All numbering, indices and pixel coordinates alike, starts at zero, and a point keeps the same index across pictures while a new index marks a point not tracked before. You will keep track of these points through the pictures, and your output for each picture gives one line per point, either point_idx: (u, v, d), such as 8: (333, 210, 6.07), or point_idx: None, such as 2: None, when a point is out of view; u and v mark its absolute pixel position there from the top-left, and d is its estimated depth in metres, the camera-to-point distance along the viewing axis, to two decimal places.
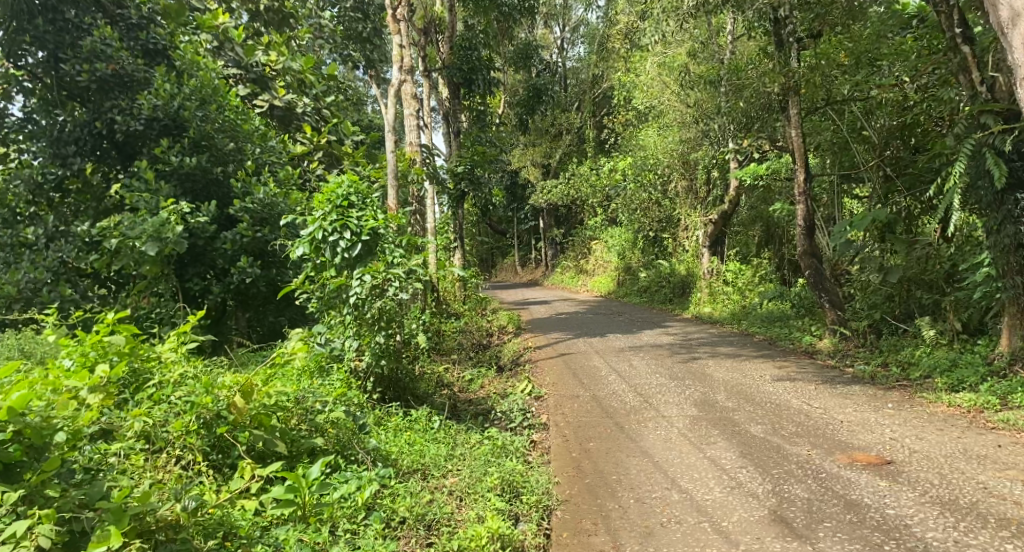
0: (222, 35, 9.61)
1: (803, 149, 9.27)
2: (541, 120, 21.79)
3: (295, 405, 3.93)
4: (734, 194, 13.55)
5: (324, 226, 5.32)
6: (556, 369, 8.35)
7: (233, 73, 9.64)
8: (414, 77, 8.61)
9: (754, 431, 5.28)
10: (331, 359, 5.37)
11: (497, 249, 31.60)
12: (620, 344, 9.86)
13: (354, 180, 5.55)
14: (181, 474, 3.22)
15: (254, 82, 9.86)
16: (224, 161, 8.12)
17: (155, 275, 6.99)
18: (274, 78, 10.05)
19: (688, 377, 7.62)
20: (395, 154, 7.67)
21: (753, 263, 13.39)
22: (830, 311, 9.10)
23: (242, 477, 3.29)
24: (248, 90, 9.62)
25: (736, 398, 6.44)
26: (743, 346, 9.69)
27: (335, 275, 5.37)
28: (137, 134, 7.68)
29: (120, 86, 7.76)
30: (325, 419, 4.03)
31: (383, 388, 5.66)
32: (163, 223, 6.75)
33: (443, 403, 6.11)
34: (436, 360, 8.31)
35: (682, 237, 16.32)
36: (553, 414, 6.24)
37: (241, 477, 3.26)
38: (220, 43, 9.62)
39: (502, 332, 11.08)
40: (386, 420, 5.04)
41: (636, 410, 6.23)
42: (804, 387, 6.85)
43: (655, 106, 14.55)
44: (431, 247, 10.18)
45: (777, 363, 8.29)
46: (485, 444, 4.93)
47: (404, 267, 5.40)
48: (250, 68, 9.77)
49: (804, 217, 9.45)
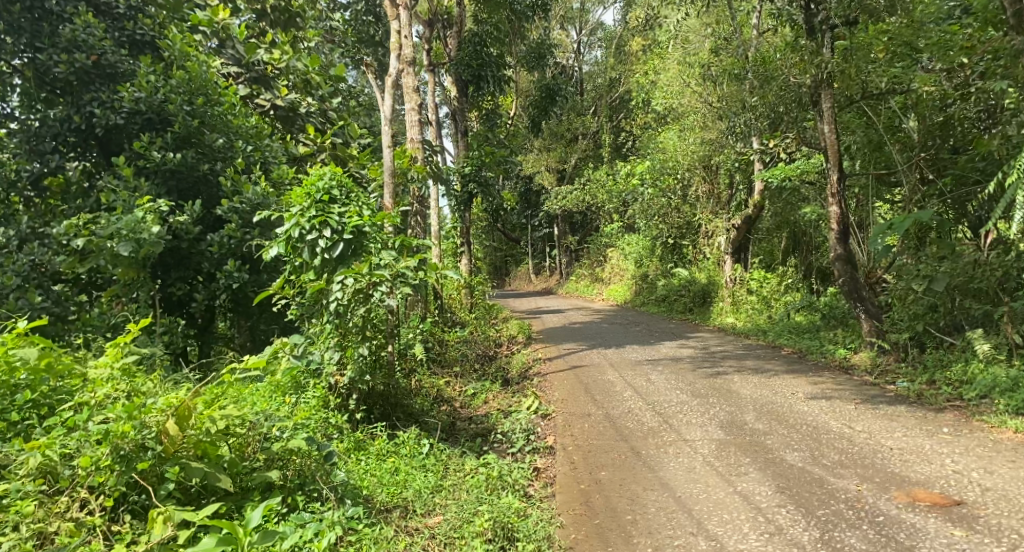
0: (223, 32, 9.09)
1: (837, 147, 8.54)
2: (557, 124, 21.23)
3: (248, 429, 3.33)
4: (759, 198, 12.85)
5: (301, 223, 4.70)
6: (567, 383, 7.70)
7: (233, 71, 9.08)
8: (414, 68, 8.04)
9: (789, 461, 4.61)
10: (310, 374, 4.79)
11: (511, 257, 30.97)
12: (637, 357, 9.17)
13: (337, 172, 4.97)
14: (78, 524, 2.80)
15: (255, 81, 9.33)
16: (212, 159, 7.61)
17: (130, 279, 6.46)
18: (276, 76, 9.51)
19: (712, 393, 6.93)
20: (392, 151, 7.09)
21: (779, 272, 12.67)
22: (866, 321, 8.46)
23: (153, 529, 2.80)
24: (248, 89, 9.04)
25: (768, 419, 5.75)
26: (770, 360, 8.96)
27: (313, 279, 4.78)
28: (117, 128, 7.27)
29: (103, 78, 7.30)
30: (285, 447, 3.41)
31: (369, 405, 5.07)
32: (140, 221, 6.24)
33: (437, 423, 5.49)
34: (438, 373, 7.71)
35: (703, 244, 15.62)
36: (561, 436, 5.58)
37: (151, 531, 2.78)
38: (221, 40, 9.09)
39: (511, 342, 10.44)
40: (367, 443, 4.45)
41: (654, 432, 5.57)
42: (842, 408, 6.14)
43: (675, 107, 13.92)
44: (436, 251, 9.62)
45: (810, 379, 7.58)
46: (479, 475, 4.32)
47: (393, 270, 4.79)
48: (251, 66, 9.23)
49: (838, 220, 8.74)
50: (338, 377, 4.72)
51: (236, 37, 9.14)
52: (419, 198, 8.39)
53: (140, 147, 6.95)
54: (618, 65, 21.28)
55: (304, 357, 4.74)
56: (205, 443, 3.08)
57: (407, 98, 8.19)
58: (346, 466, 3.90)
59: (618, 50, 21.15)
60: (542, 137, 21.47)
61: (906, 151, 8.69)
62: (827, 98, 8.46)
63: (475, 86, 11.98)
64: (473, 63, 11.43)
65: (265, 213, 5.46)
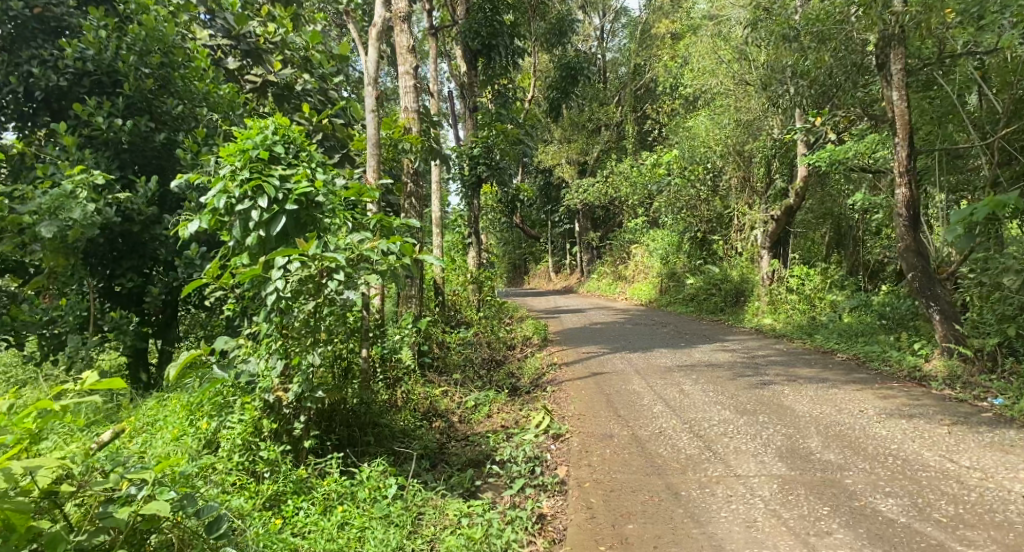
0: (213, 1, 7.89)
1: (909, 117, 7.12)
2: (577, 114, 19.94)
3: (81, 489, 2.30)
4: (801, 183, 11.50)
5: (228, 191, 3.54)
6: (585, 393, 6.50)
7: (221, 44, 7.88)
8: (408, 24, 7.00)
9: (884, 513, 3.43)
10: (239, 388, 3.64)
11: (530, 255, 29.64)
12: (667, 363, 7.92)
13: (282, 126, 3.83)
14: None
15: (247, 54, 8.14)
16: (172, 128, 6.57)
17: (58, 267, 5.36)
18: (271, 50, 8.22)
19: (762, 411, 5.67)
20: (377, 116, 5.94)
21: (821, 268, 11.43)
22: (940, 325, 7.04)
23: None
24: (236, 64, 7.90)
25: (840, 448, 4.55)
26: (824, 367, 7.65)
27: (248, 264, 3.62)
28: (59, 92, 6.21)
29: (47, 33, 6.23)
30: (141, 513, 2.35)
31: (321, 430, 3.95)
32: (68, 196, 5.14)
33: (414, 452, 4.35)
34: (434, 381, 6.57)
35: (735, 239, 14.31)
36: (576, 467, 4.40)
37: None
38: (210, 8, 7.91)
39: (525, 344, 9.24)
40: (312, 485, 3.38)
41: (694, 462, 4.38)
42: (930, 431, 4.91)
43: (709, 87, 12.61)
44: (437, 240, 8.49)
45: (880, 392, 6.30)
46: (457, 536, 3.20)
47: (350, 253, 3.63)
48: (242, 38, 8.01)
49: (907, 204, 7.32)
50: (278, 393, 3.54)
51: (226, 6, 7.90)
52: (413, 174, 7.24)
53: (83, 111, 5.87)
54: (642, 52, 19.98)
55: (233, 366, 3.58)
56: (8, 512, 2.08)
57: (401, 60, 7.04)
58: (255, 535, 2.79)
59: (643, 36, 19.89)
60: (561, 127, 19.92)
61: (983, 129, 7.45)
62: (898, 58, 7.01)
63: (485, 59, 10.76)
64: (484, 31, 10.24)
65: (192, 180, 4.23)
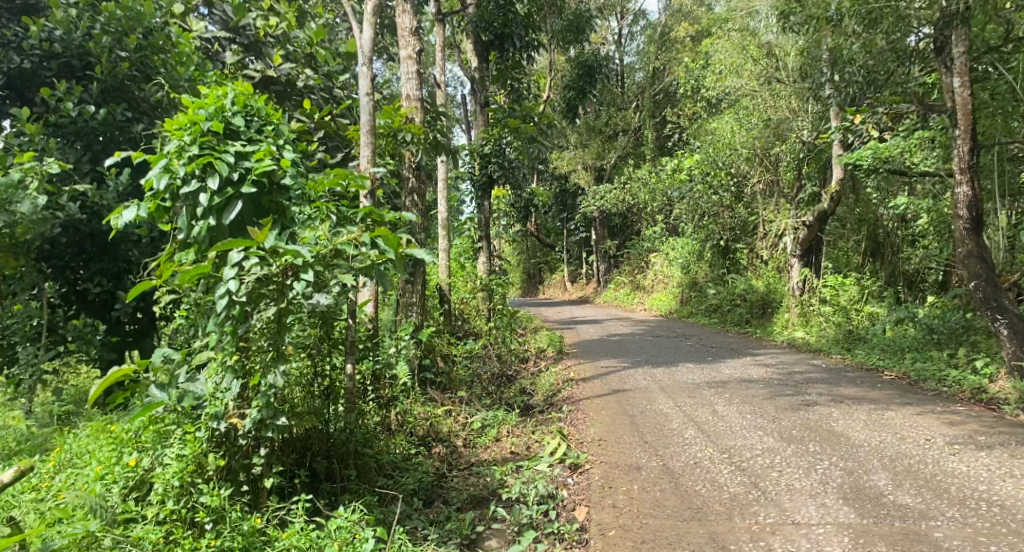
0: None
1: (971, 107, 6.33)
2: (593, 118, 19.20)
3: None
4: (836, 187, 10.73)
5: (171, 171, 2.94)
6: (606, 413, 5.76)
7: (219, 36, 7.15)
8: (412, 5, 6.39)
9: None
10: (184, 413, 3.00)
11: (545, 264, 28.83)
12: (695, 380, 7.13)
13: (244, 95, 3.22)
14: None
15: (247, 49, 7.36)
16: (151, 118, 5.91)
17: (8, 270, 4.73)
18: (271, 44, 7.33)
19: (811, 438, 4.89)
20: (372, 101, 5.29)
21: (857, 278, 10.63)
22: (1009, 341, 6.21)
23: None
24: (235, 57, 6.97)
25: (917, 488, 3.80)
26: (873, 386, 6.83)
27: (196, 259, 3.01)
28: (24, 76, 5.59)
29: (12, 12, 5.66)
30: None
31: (287, 464, 3.28)
32: (16, 186, 4.51)
33: (398, 493, 3.64)
34: (436, 399, 5.86)
35: (761, 247, 13.49)
36: (598, 508, 3.70)
37: None
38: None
39: (539, 358, 8.53)
40: (265, 540, 2.74)
41: (739, 505, 3.65)
42: (1019, 467, 4.14)
43: (737, 85, 11.86)
44: (443, 244, 7.82)
45: (944, 416, 5.51)
46: None
47: (320, 248, 2.97)
48: (241, 31, 7.29)
49: (968, 204, 6.50)
50: (232, 420, 2.93)
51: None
52: (414, 169, 6.58)
53: (47, 95, 5.24)
54: (661, 55, 19.28)
55: (175, 386, 2.95)
56: None
57: (402, 43, 6.39)
58: None
59: (663, 38, 19.24)
60: (577, 131, 19.14)
61: None
62: (960, 39, 6.24)
63: (497, 52, 10.18)
64: (496, 21, 9.64)
65: (133, 158, 3.57)
